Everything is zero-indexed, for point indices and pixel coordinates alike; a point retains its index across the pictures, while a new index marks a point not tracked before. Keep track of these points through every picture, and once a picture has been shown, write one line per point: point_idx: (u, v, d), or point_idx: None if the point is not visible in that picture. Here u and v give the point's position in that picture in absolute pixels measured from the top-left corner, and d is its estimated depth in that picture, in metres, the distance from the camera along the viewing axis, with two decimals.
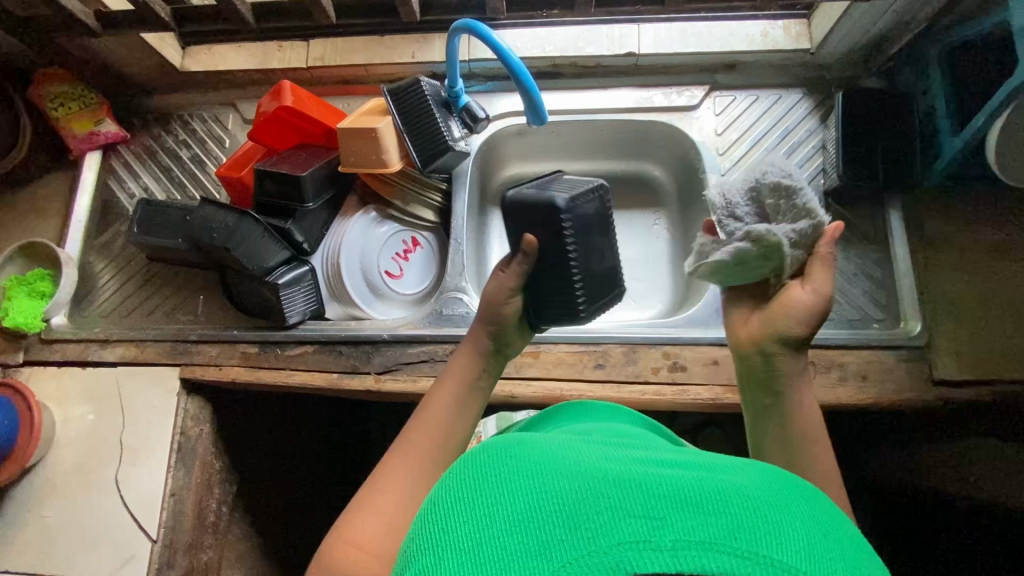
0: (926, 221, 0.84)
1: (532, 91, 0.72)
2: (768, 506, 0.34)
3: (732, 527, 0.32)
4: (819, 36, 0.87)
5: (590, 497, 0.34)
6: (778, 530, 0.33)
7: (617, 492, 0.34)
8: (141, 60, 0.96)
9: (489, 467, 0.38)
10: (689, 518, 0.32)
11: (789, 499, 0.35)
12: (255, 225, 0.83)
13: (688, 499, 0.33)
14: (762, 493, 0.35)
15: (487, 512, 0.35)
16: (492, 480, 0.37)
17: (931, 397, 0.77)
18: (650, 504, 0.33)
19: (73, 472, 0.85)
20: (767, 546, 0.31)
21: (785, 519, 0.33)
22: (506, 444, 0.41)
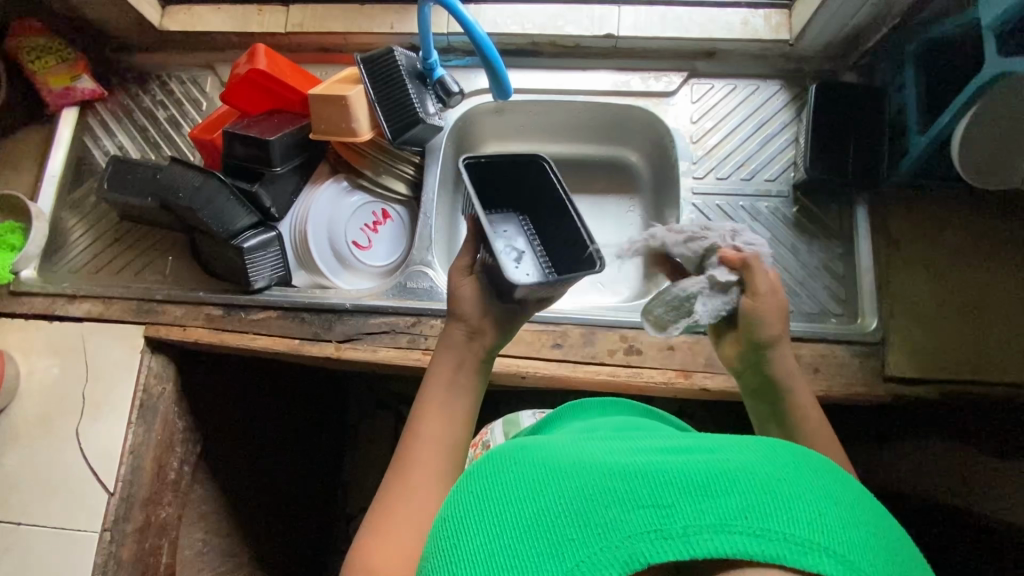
0: (892, 219, 0.84)
1: (498, 66, 0.72)
2: (773, 479, 0.36)
3: (742, 507, 0.34)
4: (798, 28, 0.86)
5: (599, 492, 0.36)
6: (784, 501, 0.35)
7: (626, 485, 0.36)
8: (118, 17, 0.95)
9: (502, 472, 0.42)
10: (696, 502, 0.34)
11: (794, 471, 0.37)
12: (221, 186, 0.83)
13: (695, 484, 0.35)
14: (768, 467, 0.37)
15: (504, 517, 0.39)
16: (506, 486, 0.40)
17: (880, 392, 0.78)
18: (657, 494, 0.35)
19: (35, 422, 0.87)
20: (777, 520, 0.33)
21: (792, 491, 0.35)
22: (519, 451, 0.43)
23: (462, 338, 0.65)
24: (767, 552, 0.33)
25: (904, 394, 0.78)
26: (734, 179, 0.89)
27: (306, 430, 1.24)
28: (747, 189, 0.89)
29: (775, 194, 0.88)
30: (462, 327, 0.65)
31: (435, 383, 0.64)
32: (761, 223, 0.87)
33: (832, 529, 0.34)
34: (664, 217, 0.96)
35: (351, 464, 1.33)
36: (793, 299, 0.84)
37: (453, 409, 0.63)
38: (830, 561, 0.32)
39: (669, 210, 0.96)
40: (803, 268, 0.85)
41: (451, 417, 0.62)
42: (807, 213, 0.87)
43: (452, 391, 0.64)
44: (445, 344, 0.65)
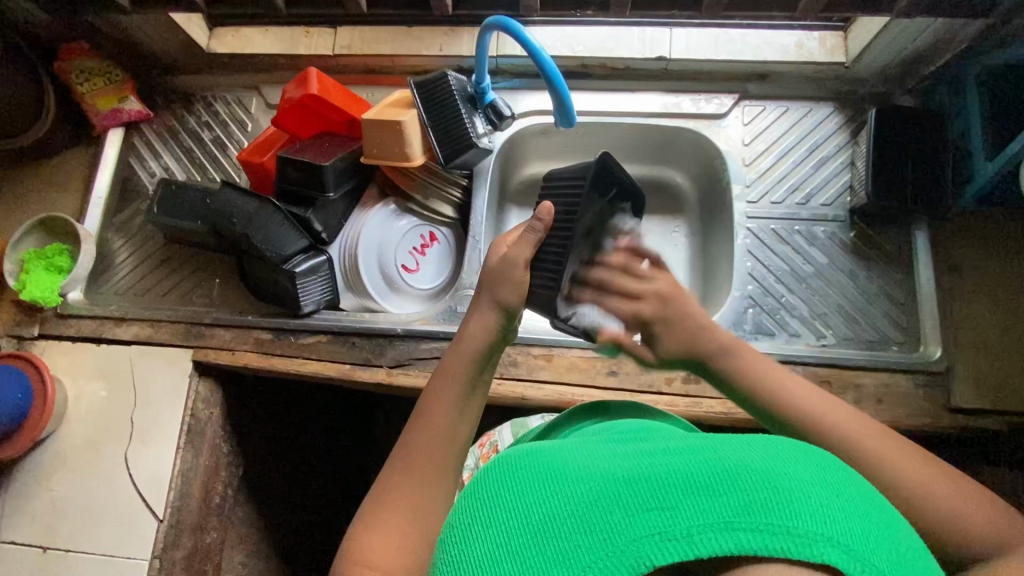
0: (952, 246, 0.83)
1: (562, 90, 0.71)
2: (773, 471, 0.34)
3: (743, 503, 0.32)
4: (855, 51, 0.85)
5: (599, 498, 0.35)
6: (787, 495, 0.32)
7: (627, 488, 0.34)
8: (167, 41, 0.95)
9: (503, 485, 0.41)
10: (700, 502, 0.32)
11: (798, 465, 0.35)
12: (275, 213, 0.83)
13: (697, 484, 0.33)
14: (770, 462, 0.34)
15: (504, 526, 0.37)
16: (507, 496, 0.39)
17: (947, 424, 0.76)
18: (659, 496, 0.33)
19: (83, 447, 0.86)
20: (779, 514, 0.31)
21: (796, 483, 0.33)
22: (525, 461, 0.42)
23: (495, 325, 0.57)
24: (772, 549, 0.30)
25: (969, 426, 0.76)
26: (789, 203, 0.88)
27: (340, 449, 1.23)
28: (802, 214, 0.88)
29: (832, 219, 0.87)
30: (496, 316, 0.57)
31: (451, 369, 0.56)
32: (817, 248, 0.86)
33: (839, 523, 0.31)
34: (714, 240, 0.95)
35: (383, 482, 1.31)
36: (852, 326, 0.83)
37: (471, 399, 0.55)
38: (837, 551, 0.30)
39: (718, 232, 0.95)
40: (862, 294, 0.84)
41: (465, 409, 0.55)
42: (865, 238, 0.86)
43: (472, 382, 0.55)
44: (470, 332, 0.56)
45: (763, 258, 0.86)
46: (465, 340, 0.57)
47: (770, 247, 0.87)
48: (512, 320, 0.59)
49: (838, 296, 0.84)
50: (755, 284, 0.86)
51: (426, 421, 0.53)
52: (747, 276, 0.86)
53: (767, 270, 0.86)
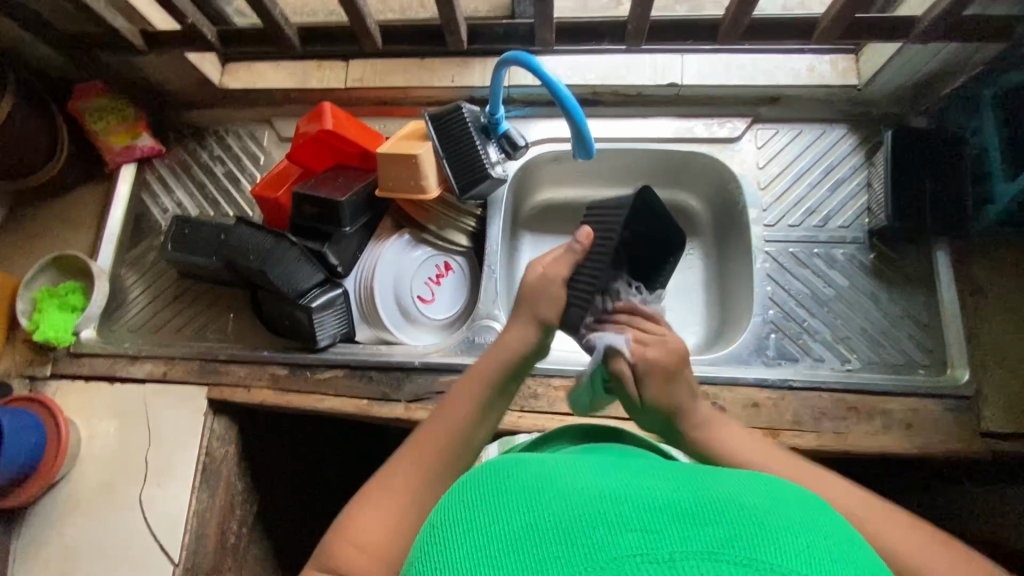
0: (974, 267, 0.82)
1: (580, 122, 0.71)
2: (760, 511, 0.31)
3: (731, 536, 0.29)
4: (868, 74, 0.86)
5: (579, 511, 0.31)
6: (773, 534, 0.30)
7: (609, 507, 0.31)
8: (180, 77, 0.95)
9: (474, 487, 0.36)
10: (686, 529, 0.29)
11: (784, 507, 0.33)
12: (292, 248, 0.83)
13: (683, 511, 0.30)
14: (756, 500, 0.33)
15: (469, 529, 0.33)
16: (476, 499, 0.35)
17: (979, 449, 0.75)
18: (642, 518, 0.30)
19: (97, 490, 0.84)
20: (767, 552, 0.28)
21: (784, 525, 0.31)
22: (501, 467, 0.38)
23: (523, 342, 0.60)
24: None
25: (1002, 450, 0.74)
26: (807, 226, 0.88)
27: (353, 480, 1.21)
28: (820, 236, 0.87)
29: (850, 241, 0.86)
30: (534, 329, 0.60)
31: (480, 371, 0.60)
32: (837, 271, 0.85)
33: (827, 568, 0.29)
34: (731, 264, 0.94)
35: None
36: (876, 350, 0.81)
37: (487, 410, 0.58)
38: None
39: (735, 256, 0.94)
40: (885, 316, 0.83)
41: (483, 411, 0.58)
42: (885, 260, 0.85)
43: (497, 388, 0.59)
44: (507, 338, 0.60)
45: (783, 282, 0.86)
46: (494, 350, 0.60)
47: (789, 270, 0.86)
48: (547, 337, 0.62)
49: (861, 319, 0.83)
50: (777, 308, 0.85)
51: (448, 412, 0.57)
52: (768, 300, 0.85)
53: (788, 294, 0.85)
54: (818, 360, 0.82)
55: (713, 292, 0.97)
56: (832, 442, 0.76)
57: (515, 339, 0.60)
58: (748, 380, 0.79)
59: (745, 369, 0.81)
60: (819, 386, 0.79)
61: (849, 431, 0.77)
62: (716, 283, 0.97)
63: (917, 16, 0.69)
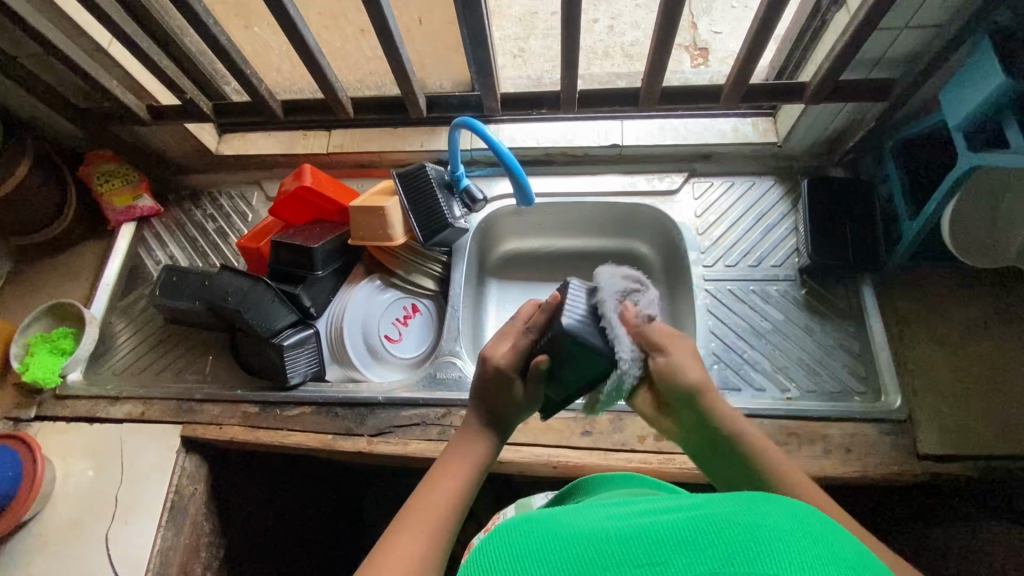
0: (897, 299, 0.88)
1: (520, 177, 0.81)
2: (752, 524, 0.37)
3: (725, 555, 0.35)
4: (784, 132, 0.97)
5: (597, 556, 0.37)
6: (765, 545, 0.35)
7: (621, 548, 0.37)
8: (181, 146, 1.08)
9: (509, 534, 0.43)
10: (688, 557, 0.35)
11: (776, 516, 0.38)
12: (268, 291, 0.90)
13: (684, 539, 0.36)
14: (748, 514, 0.38)
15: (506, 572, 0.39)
16: (506, 550, 0.41)
17: (917, 471, 0.78)
18: (650, 552, 0.36)
19: (66, 528, 0.86)
20: (758, 563, 0.34)
21: (773, 533, 0.36)
22: (525, 521, 0.44)
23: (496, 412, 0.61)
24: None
25: (939, 472, 0.77)
26: (742, 266, 0.95)
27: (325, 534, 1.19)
28: (755, 275, 0.95)
29: (783, 278, 0.94)
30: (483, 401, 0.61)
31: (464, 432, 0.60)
32: (773, 306, 0.92)
33: (810, 565, 0.34)
34: (679, 304, 1.01)
35: None
36: (813, 378, 0.86)
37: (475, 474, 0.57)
38: None
39: (682, 296, 1.01)
40: (820, 347, 0.88)
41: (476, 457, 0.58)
42: (816, 295, 0.92)
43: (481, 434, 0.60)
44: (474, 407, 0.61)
45: (723, 317, 0.92)
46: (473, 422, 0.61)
47: (728, 306, 0.93)
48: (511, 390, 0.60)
49: (798, 350, 0.89)
50: (718, 341, 0.90)
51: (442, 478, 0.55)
52: (710, 334, 0.91)
53: (728, 328, 0.91)
54: (759, 389, 0.86)
55: None
56: None
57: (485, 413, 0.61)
58: None
59: None
60: (761, 413, 0.83)
61: (791, 456, 0.80)
62: (668, 322, 1.04)
63: (806, 82, 0.81)
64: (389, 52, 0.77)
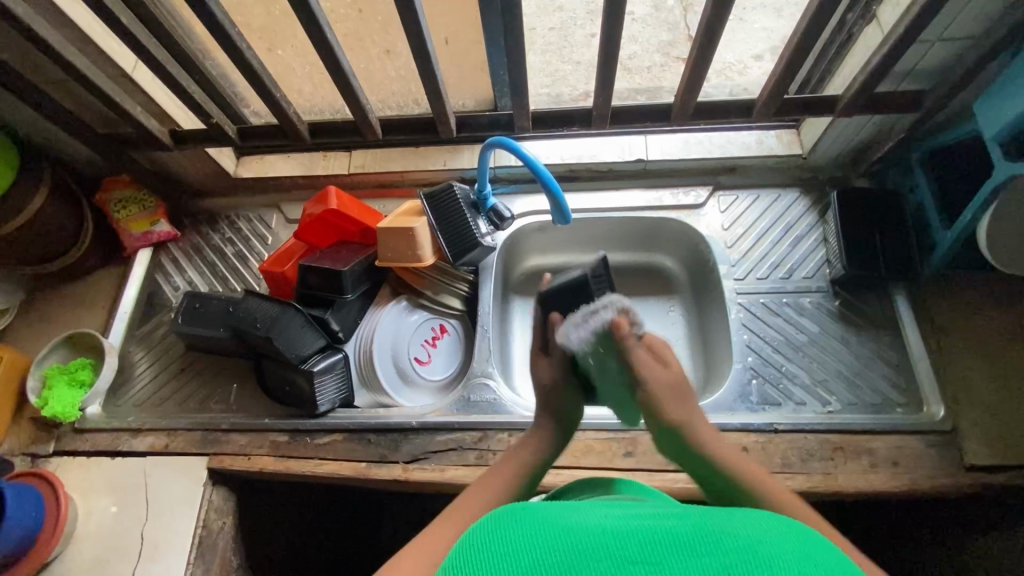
0: (932, 308, 0.88)
1: (557, 193, 0.80)
2: (755, 542, 0.36)
3: (722, 566, 0.34)
4: (809, 143, 0.97)
5: (590, 549, 0.37)
6: (765, 561, 0.35)
7: (618, 545, 0.37)
8: (199, 169, 1.06)
9: (499, 516, 0.42)
10: (684, 561, 0.35)
11: (777, 537, 0.37)
12: (297, 315, 0.88)
13: (683, 545, 0.36)
14: (745, 529, 0.38)
15: (489, 553, 0.38)
16: (494, 530, 0.40)
17: (966, 483, 0.77)
18: (645, 552, 0.36)
19: (89, 569, 0.82)
20: (754, 575, 0.33)
21: (774, 552, 0.35)
22: (517, 508, 0.43)
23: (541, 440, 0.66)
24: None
25: (988, 483, 0.76)
26: (773, 278, 0.95)
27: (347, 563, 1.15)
28: (788, 287, 0.94)
29: (816, 290, 0.93)
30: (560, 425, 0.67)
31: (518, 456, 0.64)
32: (807, 317, 0.91)
33: None
34: (710, 317, 1.00)
35: None
36: (853, 390, 0.85)
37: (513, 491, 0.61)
38: None
39: (713, 310, 1.00)
40: (858, 359, 0.87)
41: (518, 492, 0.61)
42: (850, 306, 0.91)
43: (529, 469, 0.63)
44: (542, 418, 0.67)
45: (758, 330, 0.91)
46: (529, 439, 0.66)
47: (762, 319, 0.92)
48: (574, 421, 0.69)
49: (836, 362, 0.88)
50: (755, 355, 0.89)
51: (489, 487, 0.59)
52: (746, 348, 0.90)
53: (764, 342, 0.90)
54: (800, 403, 0.85)
55: (696, 345, 1.02)
56: (823, 483, 0.77)
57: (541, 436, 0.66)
58: (735, 425, 0.82)
59: (732, 416, 0.84)
60: (804, 428, 0.82)
61: (837, 471, 0.78)
62: (699, 336, 1.02)
63: (838, 94, 0.82)
64: (425, 73, 0.76)
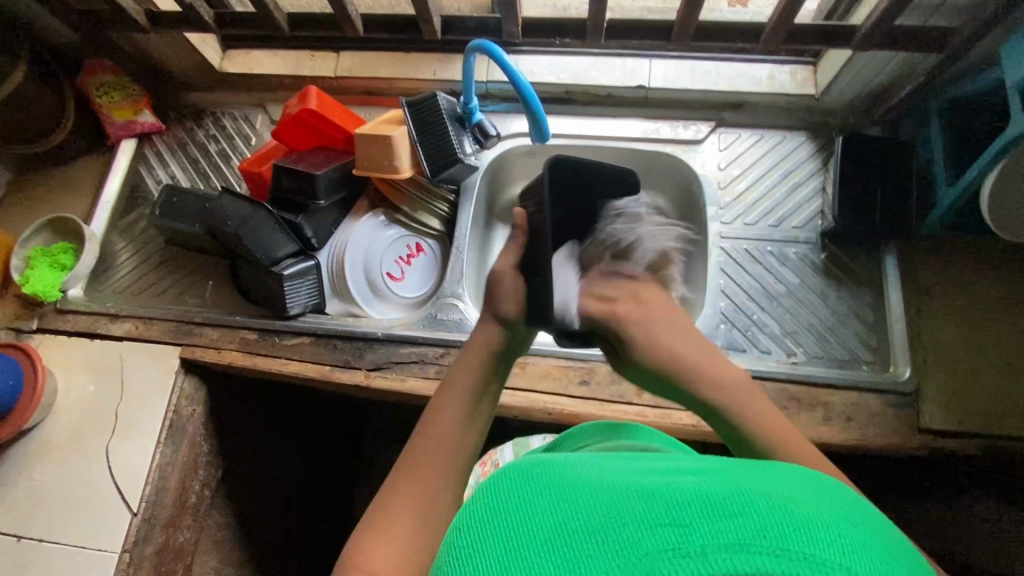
0: (919, 269, 0.85)
1: (539, 112, 0.76)
2: (795, 499, 0.30)
3: (762, 524, 0.28)
4: (823, 83, 0.90)
5: (607, 506, 0.30)
6: (808, 522, 0.28)
7: (640, 502, 0.30)
8: (183, 59, 1.02)
9: (512, 476, 0.36)
10: (715, 520, 0.28)
11: (818, 491, 0.31)
12: (268, 217, 0.87)
13: (715, 500, 0.29)
14: (791, 488, 0.31)
15: (500, 521, 0.33)
16: (499, 492, 0.35)
17: (916, 444, 0.76)
18: (675, 508, 0.29)
19: (67, 438, 0.88)
20: (797, 538, 0.27)
21: (816, 512, 0.29)
22: (530, 466, 0.36)
23: (492, 340, 0.61)
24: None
25: (939, 447, 0.76)
26: (762, 226, 0.91)
27: (320, 461, 1.22)
28: (775, 235, 0.90)
29: (803, 241, 0.90)
30: (498, 328, 0.61)
31: (454, 384, 0.57)
32: (789, 268, 0.88)
33: (859, 553, 0.27)
34: None
35: (363, 496, 1.31)
36: (822, 345, 0.84)
37: (478, 405, 0.56)
38: None
39: None
40: (833, 314, 0.85)
41: (479, 397, 0.57)
42: (836, 260, 0.88)
43: (478, 392, 0.57)
44: (483, 329, 0.62)
45: (736, 276, 0.89)
46: (473, 343, 0.61)
47: (743, 266, 0.89)
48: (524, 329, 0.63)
49: (809, 316, 0.86)
50: (728, 301, 0.88)
51: (443, 412, 0.55)
52: (720, 293, 0.88)
53: (741, 289, 0.88)
54: (765, 351, 0.84)
55: None
56: None
57: (484, 336, 0.61)
58: None
59: None
60: (764, 376, 0.81)
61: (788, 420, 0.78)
62: None
63: (857, 25, 0.75)
64: None
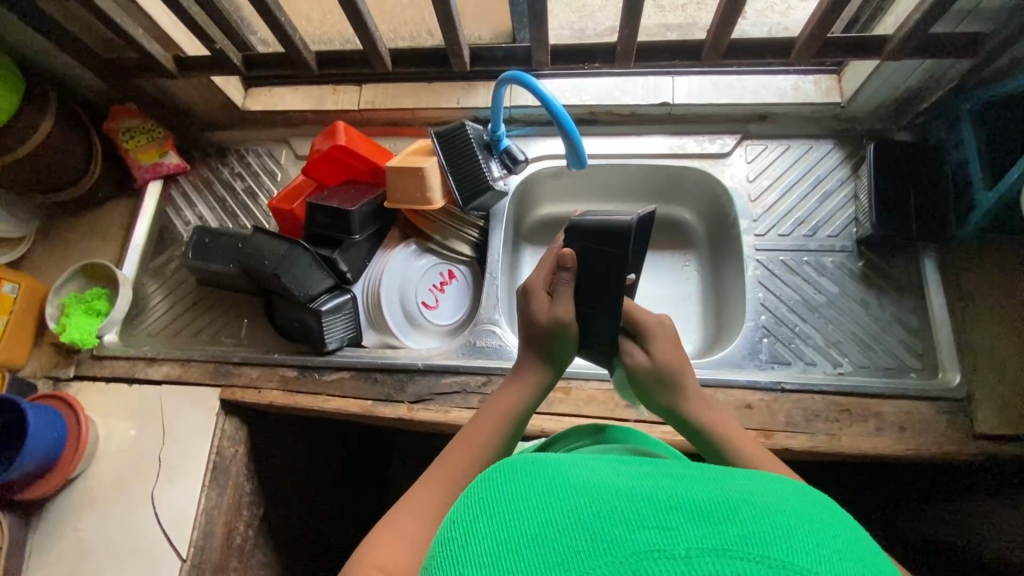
0: (959, 272, 0.84)
1: (573, 136, 0.76)
2: (780, 508, 0.29)
3: (745, 533, 0.27)
4: (849, 92, 0.91)
5: (593, 505, 0.30)
6: (790, 530, 0.28)
7: (627, 504, 0.29)
8: (207, 100, 1.03)
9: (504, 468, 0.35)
10: (703, 525, 0.27)
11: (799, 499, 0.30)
12: (304, 254, 0.87)
13: (700, 505, 0.29)
14: (775, 495, 0.30)
15: (486, 513, 0.32)
16: (489, 485, 0.34)
17: (972, 451, 0.75)
18: (662, 510, 0.29)
19: (111, 486, 0.87)
20: (777, 545, 0.27)
21: (799, 520, 0.28)
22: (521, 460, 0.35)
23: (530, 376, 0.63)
24: None
25: (996, 452, 0.75)
26: (796, 235, 0.91)
27: (353, 492, 1.21)
28: (810, 245, 0.90)
29: (839, 249, 0.89)
30: (545, 362, 0.63)
31: (496, 408, 0.61)
32: (827, 278, 0.88)
33: (833, 560, 0.27)
34: (727, 275, 0.97)
35: None
36: (867, 354, 0.83)
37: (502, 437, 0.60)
38: None
39: (730, 267, 0.97)
40: (875, 321, 0.85)
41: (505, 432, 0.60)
42: (873, 267, 0.87)
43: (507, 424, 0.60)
44: (524, 360, 0.64)
45: (775, 289, 0.88)
46: (513, 379, 0.64)
47: (780, 277, 0.89)
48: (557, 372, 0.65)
49: (851, 324, 0.85)
50: (769, 314, 0.87)
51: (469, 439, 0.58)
52: (760, 306, 0.88)
53: (780, 301, 0.88)
54: (810, 363, 0.83)
55: (709, 301, 1.00)
56: (825, 443, 0.77)
57: (524, 371, 0.64)
58: (741, 381, 0.81)
59: (739, 373, 0.83)
60: (812, 388, 0.80)
61: (841, 433, 0.77)
62: (713, 293, 1.00)
63: (887, 36, 0.75)
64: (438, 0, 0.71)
